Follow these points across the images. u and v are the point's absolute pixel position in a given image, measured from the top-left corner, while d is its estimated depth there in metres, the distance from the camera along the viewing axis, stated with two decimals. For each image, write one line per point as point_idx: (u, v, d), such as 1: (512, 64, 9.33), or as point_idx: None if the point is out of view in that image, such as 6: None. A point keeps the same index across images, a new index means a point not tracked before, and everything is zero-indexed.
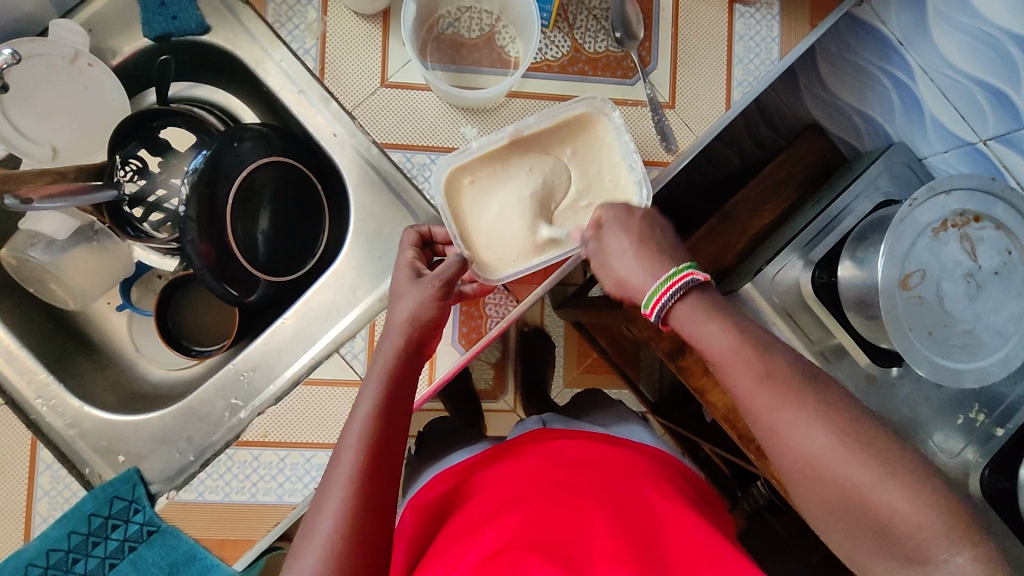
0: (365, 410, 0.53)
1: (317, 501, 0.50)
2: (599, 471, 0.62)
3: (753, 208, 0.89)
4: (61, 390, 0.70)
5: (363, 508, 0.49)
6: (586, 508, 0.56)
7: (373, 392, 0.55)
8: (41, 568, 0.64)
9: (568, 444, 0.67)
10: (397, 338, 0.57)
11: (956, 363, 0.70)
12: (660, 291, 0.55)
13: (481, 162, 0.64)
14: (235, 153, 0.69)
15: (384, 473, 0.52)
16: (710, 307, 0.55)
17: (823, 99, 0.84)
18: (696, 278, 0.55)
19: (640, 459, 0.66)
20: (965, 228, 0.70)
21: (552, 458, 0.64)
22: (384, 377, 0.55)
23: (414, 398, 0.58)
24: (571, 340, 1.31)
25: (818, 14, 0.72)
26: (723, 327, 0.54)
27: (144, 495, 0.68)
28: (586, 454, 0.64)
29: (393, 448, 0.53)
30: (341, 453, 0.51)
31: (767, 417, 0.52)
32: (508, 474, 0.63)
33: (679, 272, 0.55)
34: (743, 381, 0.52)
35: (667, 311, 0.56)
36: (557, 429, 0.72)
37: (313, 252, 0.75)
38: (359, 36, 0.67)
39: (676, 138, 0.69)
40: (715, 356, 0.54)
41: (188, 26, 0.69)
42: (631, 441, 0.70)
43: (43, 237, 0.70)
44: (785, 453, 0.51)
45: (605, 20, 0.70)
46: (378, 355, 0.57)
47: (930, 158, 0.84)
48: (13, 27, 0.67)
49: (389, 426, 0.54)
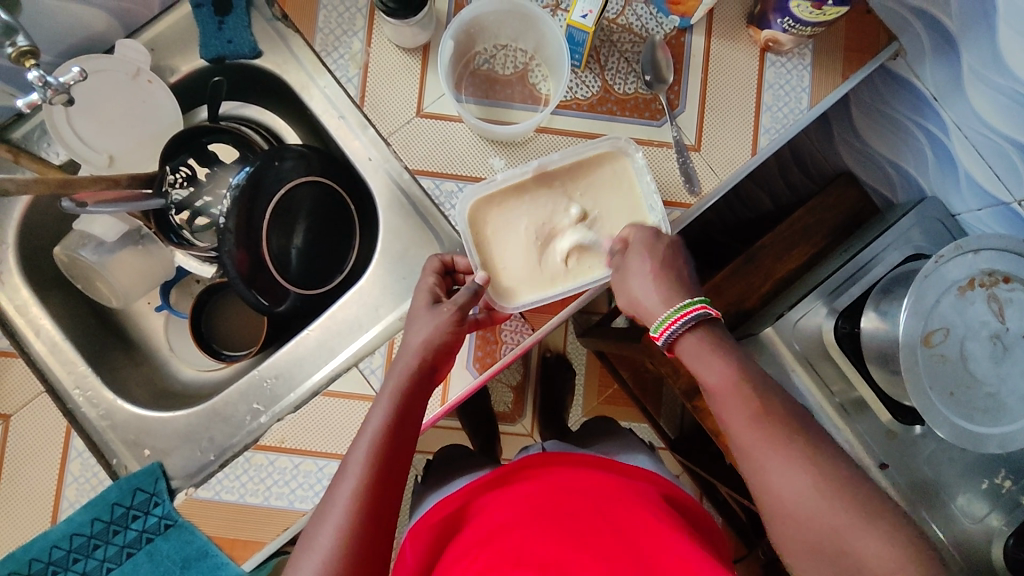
0: (374, 428, 0.55)
1: (321, 514, 0.52)
2: (597, 499, 0.62)
3: (781, 252, 0.90)
4: (98, 382, 0.75)
5: (366, 524, 0.51)
6: (582, 535, 0.57)
7: (383, 410, 0.57)
8: (64, 551, 0.68)
9: (570, 472, 0.68)
10: (411, 360, 0.59)
11: (978, 427, 0.69)
12: (666, 321, 0.57)
13: (504, 195, 0.66)
14: (276, 171, 0.72)
15: (388, 490, 0.53)
16: (712, 341, 0.57)
17: (859, 148, 0.91)
18: (708, 312, 0.57)
19: (643, 488, 0.66)
20: (993, 288, 0.69)
21: (554, 485, 0.65)
22: (395, 395, 0.58)
23: (423, 417, 0.60)
24: (592, 369, 1.31)
25: (850, 67, 0.72)
26: (726, 363, 0.55)
27: (164, 489, 0.71)
28: (585, 481, 0.65)
29: (400, 466, 0.55)
30: (348, 470, 0.54)
31: (762, 459, 0.52)
32: (509, 499, 0.64)
33: (692, 303, 0.57)
34: (737, 417, 0.54)
35: (675, 339, 0.58)
36: (561, 453, 0.73)
37: (340, 267, 0.78)
38: (399, 67, 0.71)
39: (700, 180, 0.70)
40: (712, 386, 0.55)
41: (242, 50, 0.73)
42: (635, 470, 0.70)
43: (93, 238, 0.76)
44: (773, 498, 0.52)
45: (635, 63, 0.72)
46: (392, 374, 0.59)
47: (964, 214, 0.82)
48: (82, 44, 0.72)
49: (398, 445, 0.56)
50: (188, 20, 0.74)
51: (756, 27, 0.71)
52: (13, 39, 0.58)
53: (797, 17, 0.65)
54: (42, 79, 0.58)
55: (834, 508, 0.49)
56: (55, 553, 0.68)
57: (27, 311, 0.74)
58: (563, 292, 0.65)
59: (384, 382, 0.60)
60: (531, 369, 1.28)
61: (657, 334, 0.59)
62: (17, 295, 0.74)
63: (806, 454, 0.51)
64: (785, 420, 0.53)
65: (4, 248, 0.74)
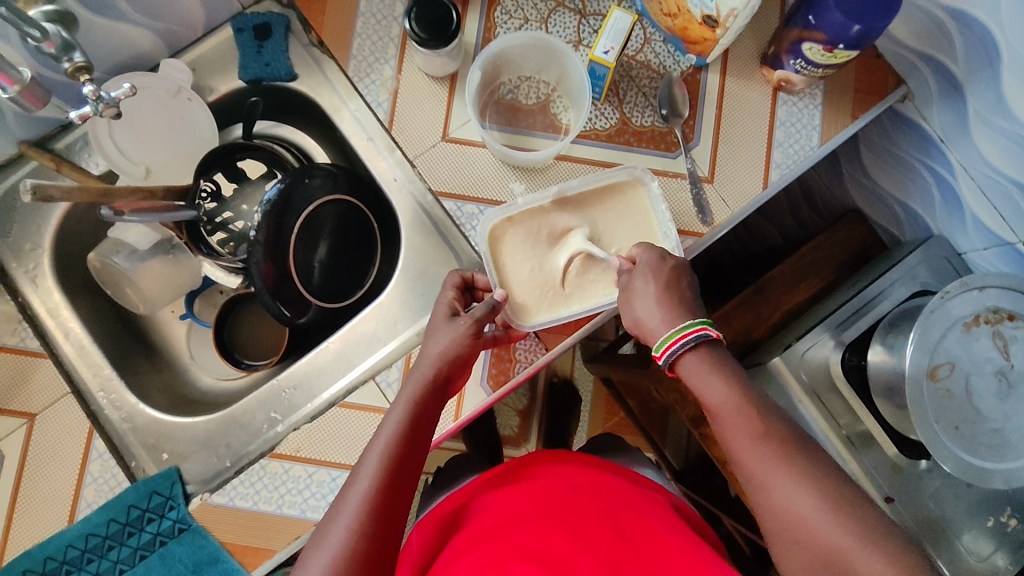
0: (389, 434, 0.57)
1: (332, 514, 0.54)
2: (602, 496, 0.65)
3: (788, 284, 0.93)
4: (121, 386, 0.77)
5: (375, 526, 0.52)
6: (588, 533, 0.59)
7: (397, 417, 0.59)
8: (79, 550, 0.69)
9: (577, 470, 0.70)
10: (426, 370, 0.61)
11: (984, 462, 0.69)
12: (665, 344, 0.59)
13: (524, 217, 0.69)
14: (306, 188, 0.75)
15: (399, 495, 0.55)
16: (715, 361, 0.58)
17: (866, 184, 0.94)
18: (707, 333, 0.58)
19: (646, 493, 0.68)
20: (998, 325, 0.70)
21: (555, 481, 0.68)
22: (410, 404, 0.59)
23: (436, 426, 0.62)
24: (599, 396, 1.32)
25: (859, 107, 0.75)
26: (726, 383, 0.57)
27: (180, 493, 0.72)
28: (588, 480, 0.68)
29: (411, 472, 0.57)
30: (359, 473, 0.55)
31: (759, 472, 0.54)
32: (512, 494, 0.66)
33: (692, 325, 0.59)
34: (739, 437, 0.55)
35: (676, 358, 0.59)
36: (569, 453, 0.76)
37: (361, 283, 0.82)
38: (427, 93, 0.74)
39: (712, 211, 0.73)
40: (714, 406, 0.57)
41: (279, 72, 0.76)
42: (637, 476, 0.74)
43: (126, 246, 0.78)
44: (775, 505, 0.53)
45: (653, 98, 0.75)
46: (408, 383, 0.61)
47: (970, 252, 0.84)
48: (129, 62, 0.76)
49: (410, 451, 0.57)
50: (229, 43, 0.78)
51: (770, 68, 0.74)
52: (70, 55, 0.62)
53: (809, 59, 0.68)
54: (95, 93, 0.61)
55: (852, 527, 0.50)
56: (70, 553, 0.69)
57: (57, 313, 0.77)
58: (568, 316, 0.68)
59: (400, 391, 0.62)
60: (538, 394, 1.29)
61: (659, 354, 0.60)
62: (49, 298, 0.77)
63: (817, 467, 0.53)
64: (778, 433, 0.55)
65: (41, 252, 0.76)
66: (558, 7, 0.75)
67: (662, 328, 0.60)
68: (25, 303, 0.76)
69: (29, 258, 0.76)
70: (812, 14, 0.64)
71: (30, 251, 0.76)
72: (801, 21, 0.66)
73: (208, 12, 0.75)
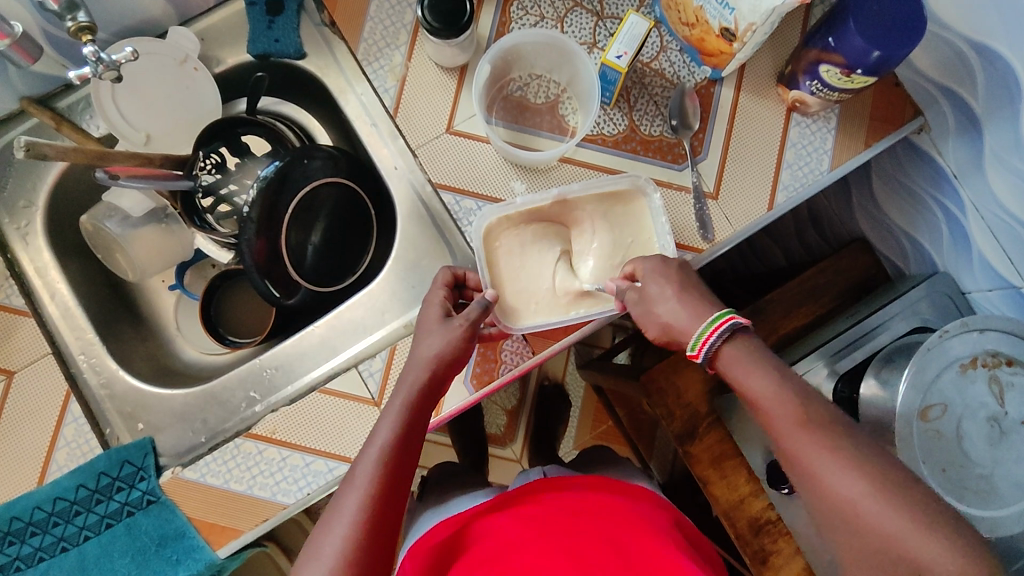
0: (382, 440, 0.57)
1: (327, 521, 0.54)
2: (599, 520, 0.68)
3: (787, 308, 0.91)
4: (103, 351, 0.76)
5: (369, 537, 0.53)
6: (585, 556, 0.62)
7: (391, 422, 0.58)
8: (45, 513, 0.68)
9: (570, 494, 0.73)
10: (421, 373, 0.60)
11: (968, 507, 0.68)
12: (704, 334, 0.57)
13: (522, 217, 0.68)
14: (304, 169, 0.75)
15: (392, 504, 0.56)
16: (751, 350, 0.57)
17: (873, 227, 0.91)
18: (739, 321, 0.57)
19: (642, 510, 0.71)
20: (995, 370, 0.69)
21: (554, 514, 0.69)
22: (404, 409, 0.59)
23: (427, 427, 0.62)
24: (588, 403, 1.31)
25: (873, 136, 0.73)
26: (765, 372, 0.55)
27: (152, 465, 0.71)
28: (587, 511, 0.70)
29: (404, 480, 0.57)
30: (353, 481, 0.55)
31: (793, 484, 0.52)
32: (510, 526, 0.68)
33: (723, 315, 0.58)
34: (784, 423, 0.54)
35: (714, 353, 0.58)
36: (559, 479, 0.77)
37: (354, 269, 0.80)
38: (435, 83, 0.73)
39: (714, 229, 0.72)
40: (755, 398, 0.55)
41: (287, 50, 0.75)
42: (635, 490, 0.76)
43: (120, 212, 0.78)
44: (820, 499, 0.52)
45: (663, 107, 0.74)
46: (402, 386, 0.61)
47: (974, 292, 0.82)
48: (138, 27, 0.75)
49: (402, 460, 0.57)
50: (241, 16, 0.77)
51: (785, 87, 0.72)
52: (74, 14, 0.61)
53: (825, 81, 0.67)
54: (95, 54, 0.60)
55: None
56: (36, 515, 0.68)
57: (46, 273, 0.76)
58: (575, 318, 0.66)
59: (394, 391, 0.62)
60: (527, 396, 1.28)
61: (695, 351, 0.58)
62: (39, 257, 0.76)
63: None
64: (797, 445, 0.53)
65: (34, 211, 0.76)
66: (575, 7, 0.74)
67: (697, 322, 0.58)
68: (14, 260, 0.76)
69: (22, 216, 0.76)
70: (831, 36, 0.63)
71: (24, 208, 0.76)
72: (820, 42, 0.64)
73: None
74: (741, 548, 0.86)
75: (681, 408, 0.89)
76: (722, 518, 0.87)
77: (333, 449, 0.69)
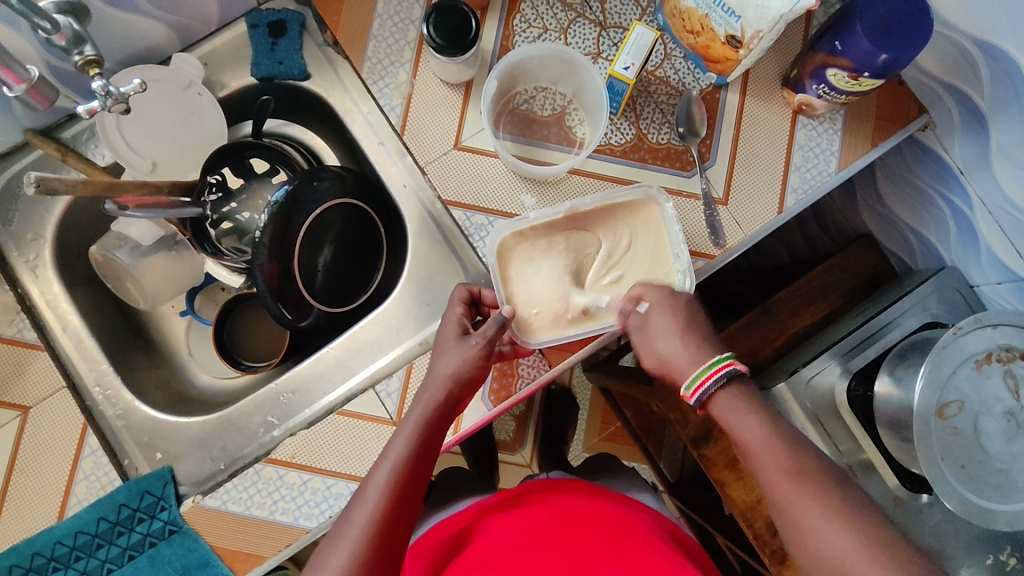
0: (395, 457, 0.57)
1: (335, 536, 0.54)
2: (603, 527, 0.69)
3: (796, 307, 0.92)
4: (118, 381, 0.76)
5: (376, 552, 0.53)
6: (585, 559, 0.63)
7: (405, 439, 0.58)
8: (67, 547, 0.68)
9: (575, 501, 0.74)
10: (438, 391, 0.60)
11: (989, 503, 0.68)
12: (698, 381, 0.58)
13: (535, 232, 0.68)
14: (314, 191, 0.74)
15: (400, 520, 0.55)
16: (747, 399, 0.58)
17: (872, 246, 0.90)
18: (737, 367, 0.58)
19: (645, 521, 0.72)
20: (1010, 364, 0.69)
21: (557, 514, 0.71)
22: (417, 427, 0.59)
23: (442, 445, 0.62)
24: (596, 406, 1.31)
25: (880, 134, 0.74)
26: (760, 421, 0.56)
27: (172, 494, 0.71)
28: (589, 513, 0.71)
29: (414, 498, 0.57)
30: (364, 497, 0.55)
31: (816, 505, 0.52)
32: (512, 523, 0.70)
33: (722, 360, 0.58)
34: (776, 474, 0.54)
35: (708, 397, 0.58)
36: (566, 483, 0.78)
37: (365, 287, 0.80)
38: (441, 100, 0.73)
39: (725, 234, 0.72)
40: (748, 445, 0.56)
41: (292, 71, 0.75)
42: (634, 501, 0.77)
43: (130, 241, 0.78)
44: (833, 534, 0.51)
45: (670, 115, 0.74)
46: (418, 405, 0.60)
47: (983, 286, 0.83)
48: (140, 54, 0.74)
49: (414, 476, 0.57)
50: (242, 39, 0.77)
51: (791, 90, 0.72)
52: (81, 48, 0.60)
53: (832, 84, 0.67)
54: (104, 88, 0.60)
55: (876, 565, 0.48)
56: (58, 549, 0.68)
57: (56, 305, 0.76)
58: (585, 333, 0.66)
59: (410, 408, 0.62)
60: (535, 401, 1.28)
61: (689, 393, 0.59)
62: (49, 289, 0.76)
63: (834, 507, 0.51)
64: (810, 467, 0.54)
65: (42, 242, 0.75)
66: (578, 18, 0.74)
67: (691, 365, 0.59)
68: (24, 294, 0.75)
69: (30, 248, 0.75)
70: (838, 40, 0.63)
71: (32, 241, 0.75)
72: (827, 46, 0.65)
73: (223, 7, 0.74)
74: (759, 549, 0.87)
75: (694, 411, 0.89)
76: (740, 518, 0.88)
77: (353, 472, 0.68)
